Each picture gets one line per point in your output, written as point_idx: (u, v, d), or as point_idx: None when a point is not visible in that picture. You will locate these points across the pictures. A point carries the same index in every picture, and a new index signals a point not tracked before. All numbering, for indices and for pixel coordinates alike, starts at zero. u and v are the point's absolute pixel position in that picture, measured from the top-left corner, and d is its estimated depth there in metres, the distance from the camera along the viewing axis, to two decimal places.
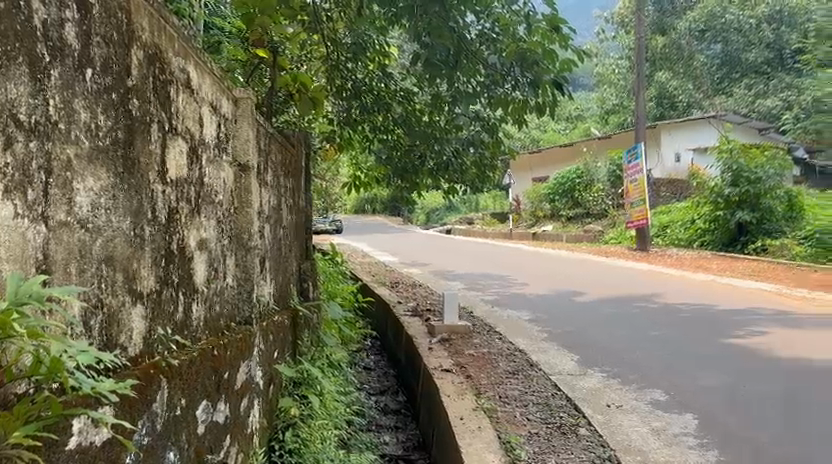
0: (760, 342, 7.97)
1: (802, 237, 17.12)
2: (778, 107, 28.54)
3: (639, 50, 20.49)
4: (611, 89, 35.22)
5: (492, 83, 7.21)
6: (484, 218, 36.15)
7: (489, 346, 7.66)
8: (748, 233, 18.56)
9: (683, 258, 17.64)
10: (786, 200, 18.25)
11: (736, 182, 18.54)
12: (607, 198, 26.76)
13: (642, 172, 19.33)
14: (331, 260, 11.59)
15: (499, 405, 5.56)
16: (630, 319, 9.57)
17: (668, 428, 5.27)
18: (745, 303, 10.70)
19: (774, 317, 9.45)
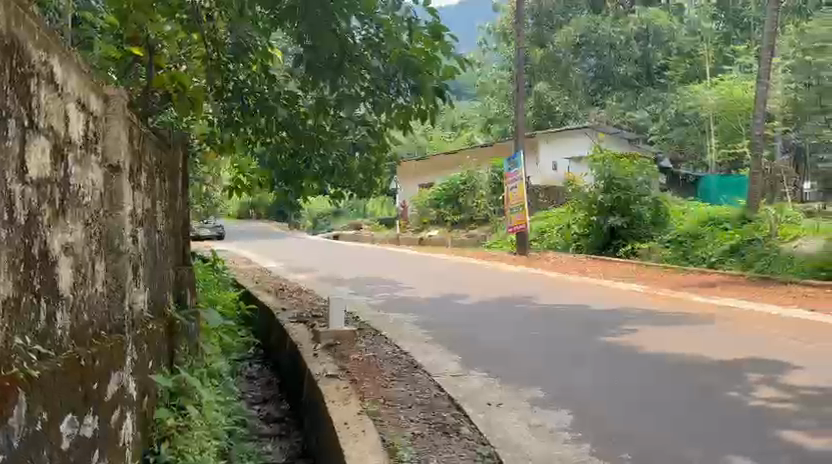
0: (629, 339, 8.47)
1: (666, 241, 18.16)
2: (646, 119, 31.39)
3: (519, 61, 21.02)
4: (493, 98, 36.36)
5: (377, 89, 7.27)
6: (371, 223, 36.20)
7: (375, 350, 7.68)
8: (619, 237, 19.65)
9: (561, 261, 18.44)
10: (654, 206, 19.42)
11: (608, 189, 19.58)
12: (489, 204, 27.52)
13: (521, 179, 20.05)
14: (212, 267, 11.23)
15: (383, 408, 5.59)
16: (511, 320, 9.89)
17: (545, 424, 5.49)
18: (616, 303, 11.33)
19: (641, 316, 10.06)
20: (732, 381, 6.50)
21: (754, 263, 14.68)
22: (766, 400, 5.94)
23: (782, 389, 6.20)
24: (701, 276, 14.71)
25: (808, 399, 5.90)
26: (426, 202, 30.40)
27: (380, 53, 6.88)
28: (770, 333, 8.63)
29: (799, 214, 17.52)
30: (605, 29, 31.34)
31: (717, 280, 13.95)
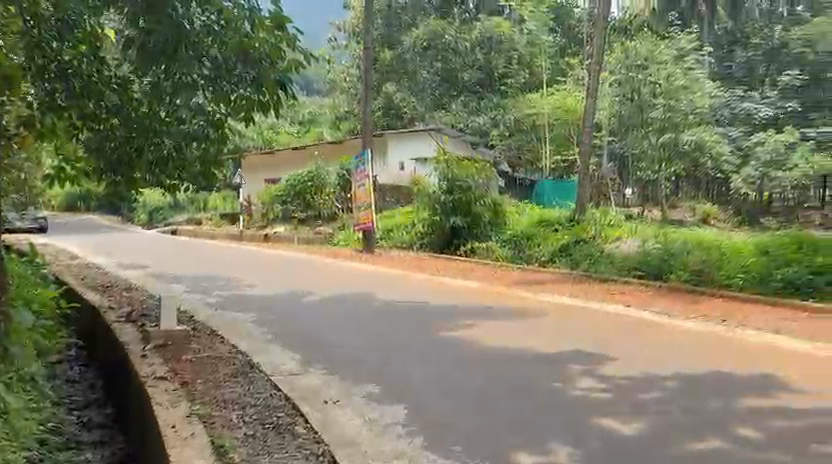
0: (466, 334, 8.76)
1: (503, 241, 19.01)
2: (488, 124, 33.00)
3: (368, 61, 21.15)
4: (342, 96, 36.41)
5: (216, 78, 6.96)
6: (212, 218, 34.90)
7: (209, 350, 7.40)
8: (460, 237, 20.36)
9: (404, 259, 18.79)
10: (491, 207, 20.09)
11: (450, 190, 20.26)
12: (336, 201, 27.77)
13: (369, 178, 20.21)
14: (29, 262, 10.30)
15: (215, 409, 5.39)
16: (353, 316, 9.89)
17: (381, 419, 5.55)
18: (456, 299, 11.69)
19: (479, 312, 10.44)
20: (557, 373, 6.89)
21: (581, 262, 15.73)
22: (585, 389, 6.36)
23: (600, 380, 6.66)
24: (534, 273, 15.58)
25: (622, 388, 6.38)
26: (271, 197, 29.73)
27: (220, 41, 6.64)
28: (591, 328, 9.28)
29: (621, 218, 19.06)
30: (452, 35, 33.27)
31: (547, 278, 14.83)
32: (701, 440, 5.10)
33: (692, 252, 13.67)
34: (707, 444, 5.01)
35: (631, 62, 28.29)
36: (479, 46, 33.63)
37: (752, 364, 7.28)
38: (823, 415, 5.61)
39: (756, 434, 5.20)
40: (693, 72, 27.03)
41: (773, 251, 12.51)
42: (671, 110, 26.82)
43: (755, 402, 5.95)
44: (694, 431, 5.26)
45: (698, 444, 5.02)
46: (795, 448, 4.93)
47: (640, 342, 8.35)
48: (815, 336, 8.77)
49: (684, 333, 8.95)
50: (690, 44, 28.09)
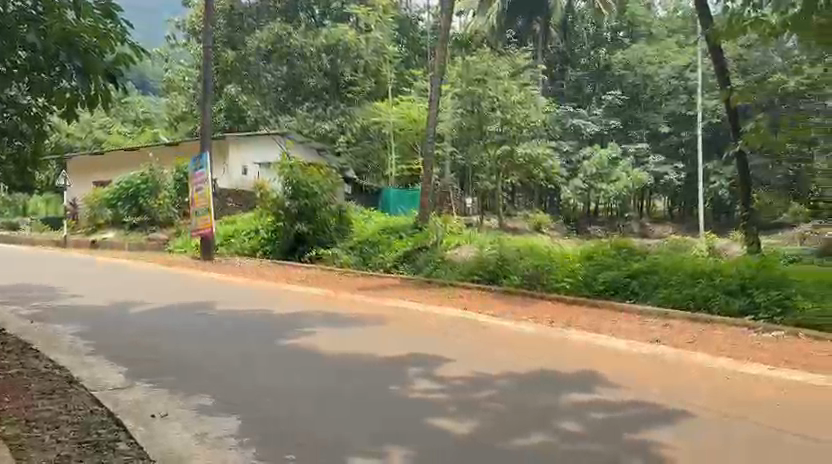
0: (307, 342, 8.65)
1: (347, 248, 19.01)
2: (334, 131, 32.78)
3: (208, 60, 20.28)
4: (179, 96, 34.96)
5: (34, 68, 6.06)
6: (32, 224, 32.15)
7: (21, 365, 6.79)
8: (306, 244, 20.05)
9: (245, 266, 18.29)
10: (337, 213, 19.97)
11: (295, 196, 19.99)
12: (173, 207, 26.35)
13: (207, 182, 19.52)
14: None
15: (23, 430, 4.97)
16: (188, 327, 9.44)
17: (211, 432, 5.33)
18: (299, 307, 11.53)
19: (320, 319, 10.33)
20: (395, 377, 6.97)
21: (424, 268, 16.13)
22: (421, 392, 6.47)
23: (436, 381, 6.83)
24: (377, 279, 15.74)
25: (457, 388, 6.58)
26: (100, 201, 27.77)
27: (38, 28, 5.89)
28: (430, 331, 9.50)
29: (461, 226, 19.69)
30: (297, 39, 32.95)
31: (389, 284, 15.04)
32: (529, 435, 5.36)
33: (524, 258, 14.38)
34: (532, 439, 5.27)
35: (471, 76, 27.64)
36: (325, 53, 33.14)
37: (575, 362, 7.77)
38: (635, 406, 6.08)
39: (574, 427, 5.55)
40: (529, 88, 28.47)
41: (596, 258, 13.36)
42: (507, 124, 27.64)
43: (576, 397, 6.34)
44: (522, 427, 5.51)
45: (525, 439, 5.27)
46: (609, 437, 5.30)
47: (476, 344, 8.66)
48: (629, 334, 9.54)
49: (516, 334, 9.38)
50: (526, 61, 29.57)
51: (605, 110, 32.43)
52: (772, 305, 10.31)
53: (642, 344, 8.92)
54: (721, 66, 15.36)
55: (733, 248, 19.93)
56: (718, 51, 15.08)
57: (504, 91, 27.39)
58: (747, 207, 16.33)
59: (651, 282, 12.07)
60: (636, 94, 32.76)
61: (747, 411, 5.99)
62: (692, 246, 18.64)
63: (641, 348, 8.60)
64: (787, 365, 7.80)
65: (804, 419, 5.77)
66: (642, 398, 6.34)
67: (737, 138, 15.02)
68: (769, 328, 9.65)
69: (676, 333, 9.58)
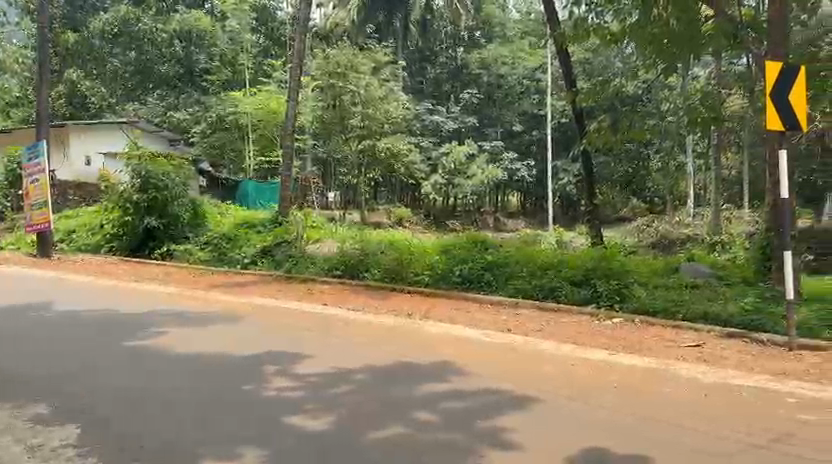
0: (157, 342, 8.22)
1: (202, 243, 18.28)
2: (187, 121, 31.92)
3: (44, 40, 18.69)
4: (13, 79, 32.20)
5: None
6: None
7: None
8: (156, 239, 18.98)
9: (88, 263, 17.10)
10: (191, 208, 19.32)
11: (144, 189, 18.99)
12: (5, 199, 24.36)
13: (45, 174, 18.05)
14: None
15: None
16: (21, 330, 8.70)
17: (46, 443, 4.95)
18: (149, 306, 10.95)
19: (173, 318, 9.87)
20: (251, 375, 6.81)
21: (282, 263, 15.80)
22: (278, 389, 6.34)
23: (294, 378, 6.72)
24: (232, 276, 15.27)
25: (315, 385, 6.50)
26: None
27: None
28: (289, 328, 9.35)
29: (321, 220, 19.56)
30: (146, 24, 31.50)
31: (246, 280, 14.61)
32: (387, 427, 5.40)
33: (384, 253, 14.55)
34: (389, 431, 5.31)
35: (331, 68, 27.49)
36: (179, 40, 32.14)
37: (433, 353, 7.94)
38: (487, 394, 6.28)
39: (430, 417, 5.65)
40: (388, 84, 28.62)
41: (453, 251, 13.79)
42: (369, 118, 27.68)
43: (432, 387, 6.47)
44: (380, 420, 5.55)
45: (382, 431, 5.30)
46: (464, 425, 5.45)
47: (335, 339, 8.60)
48: (483, 324, 9.88)
49: (375, 328, 9.43)
50: (387, 56, 29.64)
51: (462, 108, 33.36)
52: (612, 294, 10.96)
53: (496, 333, 9.27)
54: (567, 68, 16.22)
55: (579, 241, 21.22)
56: (566, 55, 15.93)
57: (365, 86, 27.38)
58: (592, 202, 17.35)
59: (503, 274, 12.56)
60: (491, 93, 34.10)
61: (590, 394, 6.37)
62: (542, 240, 19.65)
63: (496, 338, 8.94)
64: (624, 350, 8.40)
65: (638, 400, 6.24)
66: (494, 386, 6.58)
67: (581, 137, 15.94)
68: (609, 316, 10.29)
69: (527, 323, 10.03)
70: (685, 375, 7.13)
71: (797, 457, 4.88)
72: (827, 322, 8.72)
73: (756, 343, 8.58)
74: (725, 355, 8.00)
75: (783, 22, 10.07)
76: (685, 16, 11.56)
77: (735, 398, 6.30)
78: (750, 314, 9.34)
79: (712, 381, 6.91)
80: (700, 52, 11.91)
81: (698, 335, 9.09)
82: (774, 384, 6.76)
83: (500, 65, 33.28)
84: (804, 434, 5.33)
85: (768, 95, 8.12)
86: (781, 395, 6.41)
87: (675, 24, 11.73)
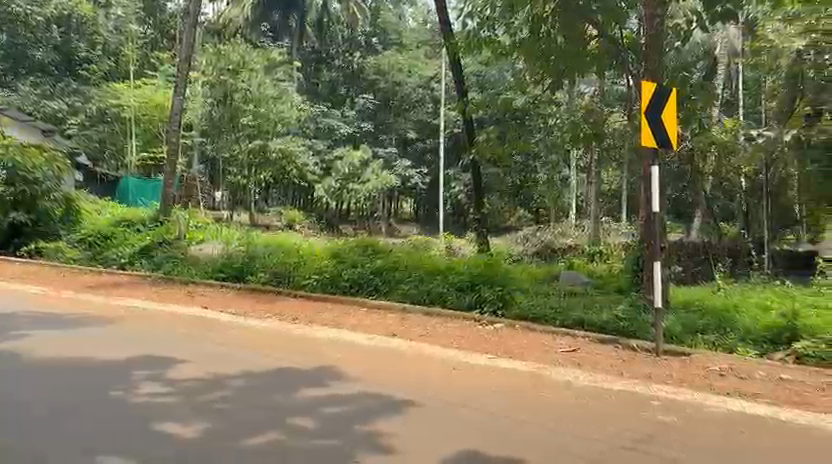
0: (17, 346, 7.64)
1: (74, 242, 17.19)
2: (64, 111, 29.81)
3: None
4: None
5: None
6: None
7: None
8: (23, 235, 17.83)
9: None
10: (63, 203, 18.24)
11: (10, 182, 17.68)
12: None
13: None
14: None
15: None
16: None
17: None
18: (11, 307, 10.18)
19: (37, 321, 9.21)
20: (118, 381, 6.44)
21: (162, 265, 15.10)
22: (148, 395, 6.05)
23: (166, 384, 6.43)
24: (107, 277, 14.51)
25: (189, 391, 6.25)
26: None
27: None
28: (164, 331, 8.95)
29: (207, 221, 18.96)
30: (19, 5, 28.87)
31: (121, 281, 13.85)
32: (260, 434, 5.25)
33: (272, 255, 14.25)
34: (264, 437, 5.17)
35: (223, 65, 26.11)
36: (57, 25, 30.48)
37: (314, 358, 7.82)
38: (367, 398, 6.26)
39: (308, 423, 5.55)
40: (281, 84, 28.06)
41: (342, 255, 13.68)
42: (260, 118, 26.88)
43: (311, 392, 6.38)
44: (255, 426, 5.40)
45: (257, 438, 5.15)
46: (341, 431, 5.38)
47: (213, 343, 8.31)
48: (368, 329, 9.85)
49: (257, 333, 9.20)
50: (281, 57, 28.98)
51: (358, 113, 33.30)
52: (495, 300, 11.17)
53: (380, 338, 9.26)
54: (460, 79, 16.48)
55: (467, 248, 21.66)
56: (460, 67, 16.23)
57: (258, 85, 26.41)
58: (481, 211, 17.72)
59: (392, 279, 12.57)
60: (386, 100, 34.22)
61: (469, 398, 6.47)
62: (432, 246, 19.87)
63: (379, 342, 8.92)
64: (503, 354, 8.60)
65: (515, 402, 6.40)
66: (373, 390, 6.55)
67: (471, 147, 16.19)
68: (492, 321, 10.54)
69: (411, 327, 10.08)
70: (559, 379, 7.39)
71: (659, 456, 5.14)
72: (690, 328, 9.28)
73: (627, 349, 9.01)
74: (597, 360, 8.36)
75: (658, 48, 10.66)
76: (571, 35, 12.06)
77: (604, 401, 6.59)
78: (622, 320, 9.78)
79: (584, 384, 7.19)
80: (584, 70, 12.67)
81: (573, 341, 9.45)
82: (640, 388, 7.12)
83: (396, 72, 33.49)
84: (665, 435, 5.63)
85: (642, 113, 8.58)
86: (646, 397, 6.77)
87: (562, 41, 12.29)
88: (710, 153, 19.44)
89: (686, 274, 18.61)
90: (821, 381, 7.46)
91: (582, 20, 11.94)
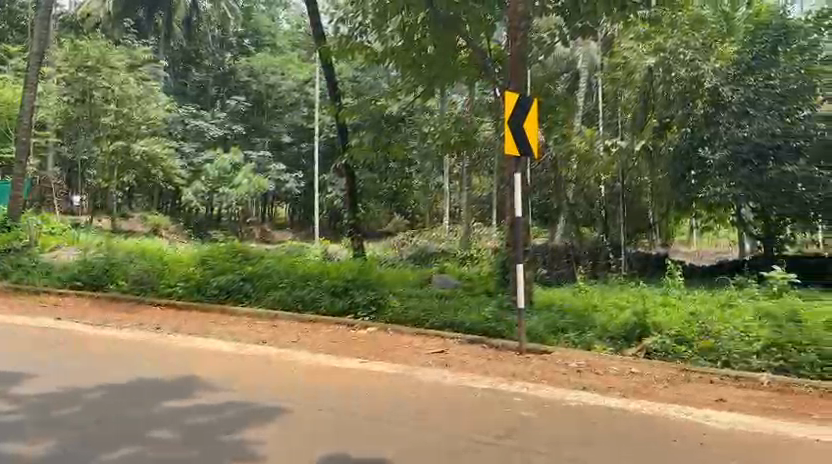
0: None
1: None
2: None
3: None
4: None
5: None
6: None
7: None
8: None
9: None
10: None
11: None
12: None
13: None
14: None
15: None
16: None
17: None
18: None
19: None
20: None
21: (11, 273, 14.01)
22: None
23: (13, 400, 5.99)
24: None
25: (40, 407, 5.86)
26: None
27: None
28: (10, 344, 8.33)
29: (61, 229, 17.84)
30: None
31: None
32: (118, 448, 5.01)
33: (135, 262, 13.60)
34: (121, 451, 4.95)
35: (80, 62, 24.68)
36: None
37: (177, 368, 7.54)
38: (234, 406, 6.13)
39: (170, 434, 5.36)
40: (148, 83, 26.62)
41: (210, 261, 13.25)
42: (123, 118, 25.51)
43: (174, 403, 6.17)
44: (111, 440, 5.15)
45: (113, 452, 4.92)
46: (206, 440, 5.24)
47: (67, 355, 7.83)
48: (236, 336, 9.64)
49: (117, 343, 8.77)
50: (146, 54, 27.71)
51: (228, 115, 32.43)
52: (369, 304, 11.23)
53: (249, 345, 9.06)
54: (332, 83, 16.44)
55: (340, 254, 21.71)
56: (331, 71, 16.21)
57: (120, 83, 25.01)
58: (355, 216, 17.78)
59: (263, 284, 12.31)
60: (259, 102, 33.48)
61: (337, 401, 6.47)
62: (306, 252, 19.68)
63: (248, 350, 8.73)
64: (375, 357, 8.67)
65: (383, 404, 6.48)
66: (240, 398, 6.42)
67: (343, 152, 16.20)
68: (364, 325, 10.60)
69: (281, 333, 9.95)
70: (428, 379, 7.56)
71: (519, 450, 5.37)
72: (552, 327, 9.79)
73: (493, 348, 9.37)
74: (465, 360, 8.62)
75: (522, 58, 11.15)
76: (442, 45, 12.41)
77: (469, 399, 6.81)
78: (489, 320, 10.11)
79: (451, 383, 7.40)
80: (451, 78, 13.11)
81: (443, 342, 9.68)
82: (504, 385, 7.42)
83: (269, 74, 32.86)
84: (524, 429, 5.90)
85: (507, 121, 8.94)
86: (509, 394, 7.06)
87: (432, 51, 12.66)
88: (571, 162, 20.49)
89: (551, 276, 19.56)
90: (666, 373, 8.08)
91: (451, 32, 12.26)
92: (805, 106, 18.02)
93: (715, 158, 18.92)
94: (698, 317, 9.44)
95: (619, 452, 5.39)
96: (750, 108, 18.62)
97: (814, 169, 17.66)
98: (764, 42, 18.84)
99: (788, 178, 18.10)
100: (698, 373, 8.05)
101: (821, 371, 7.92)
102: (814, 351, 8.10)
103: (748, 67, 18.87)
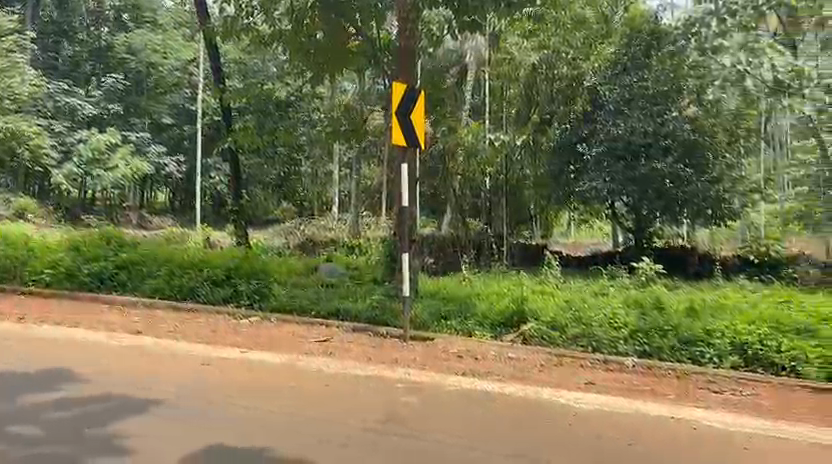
0: None
1: None
2: None
3: None
4: None
5: None
6: None
7: None
8: None
9: None
10: None
11: None
12: None
13: None
14: None
15: None
16: None
17: None
18: None
19: None
20: None
21: None
22: None
23: None
24: None
25: None
26: None
27: None
28: None
29: None
30: None
31: None
32: None
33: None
34: None
35: None
36: None
37: (45, 361, 7.04)
38: (104, 400, 5.84)
39: (33, 430, 5.05)
40: (13, 54, 24.74)
41: (80, 247, 12.53)
42: None
43: (38, 398, 5.80)
44: None
45: None
46: (73, 436, 4.98)
47: None
48: (108, 326, 9.16)
49: None
50: (11, 23, 25.80)
51: (104, 94, 30.50)
52: (251, 292, 10.99)
53: (123, 335, 8.66)
54: (217, 65, 15.90)
55: (224, 240, 21.17)
56: (217, 52, 15.66)
57: None
58: (240, 203, 17.38)
59: (138, 272, 11.79)
60: (139, 81, 31.71)
61: (218, 393, 6.30)
62: (188, 238, 19.01)
63: (121, 340, 8.32)
64: (257, 347, 8.51)
65: (267, 394, 6.36)
66: (112, 391, 6.12)
67: (227, 137, 15.72)
68: (245, 315, 10.38)
69: (157, 323, 9.57)
70: (312, 368, 7.50)
71: (446, 443, 5.30)
72: (435, 315, 9.97)
73: (377, 336, 9.45)
74: (349, 348, 8.62)
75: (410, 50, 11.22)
76: (331, 32, 12.27)
77: (354, 387, 6.82)
78: (374, 309, 10.16)
79: (335, 372, 7.38)
80: (344, 67, 12.91)
81: (326, 330, 9.65)
82: (388, 372, 7.49)
83: (150, 52, 30.86)
84: (409, 416, 5.98)
85: (393, 109, 8.95)
86: (392, 381, 7.12)
87: (322, 37, 12.40)
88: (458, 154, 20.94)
89: (437, 265, 19.95)
90: (542, 358, 8.44)
91: (339, 20, 12.17)
92: (672, 108, 19.19)
93: (593, 153, 20.05)
94: (571, 304, 9.85)
95: (546, 446, 5.37)
96: (625, 107, 19.66)
97: (679, 166, 19.06)
98: (637, 45, 19.70)
99: (658, 174, 19.13)
100: (571, 358, 8.48)
101: (679, 355, 8.39)
102: (673, 336, 8.57)
103: (623, 67, 19.93)
